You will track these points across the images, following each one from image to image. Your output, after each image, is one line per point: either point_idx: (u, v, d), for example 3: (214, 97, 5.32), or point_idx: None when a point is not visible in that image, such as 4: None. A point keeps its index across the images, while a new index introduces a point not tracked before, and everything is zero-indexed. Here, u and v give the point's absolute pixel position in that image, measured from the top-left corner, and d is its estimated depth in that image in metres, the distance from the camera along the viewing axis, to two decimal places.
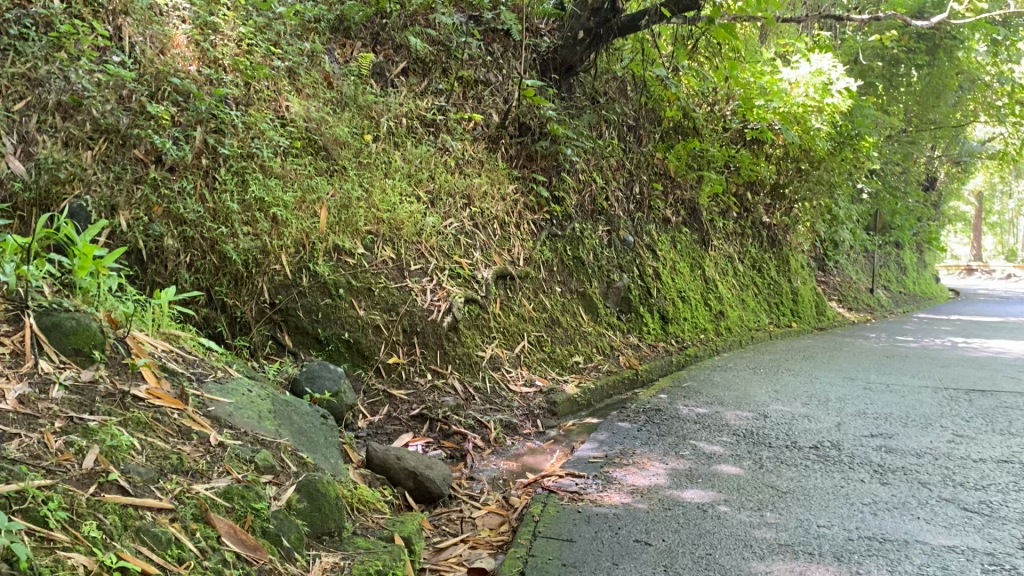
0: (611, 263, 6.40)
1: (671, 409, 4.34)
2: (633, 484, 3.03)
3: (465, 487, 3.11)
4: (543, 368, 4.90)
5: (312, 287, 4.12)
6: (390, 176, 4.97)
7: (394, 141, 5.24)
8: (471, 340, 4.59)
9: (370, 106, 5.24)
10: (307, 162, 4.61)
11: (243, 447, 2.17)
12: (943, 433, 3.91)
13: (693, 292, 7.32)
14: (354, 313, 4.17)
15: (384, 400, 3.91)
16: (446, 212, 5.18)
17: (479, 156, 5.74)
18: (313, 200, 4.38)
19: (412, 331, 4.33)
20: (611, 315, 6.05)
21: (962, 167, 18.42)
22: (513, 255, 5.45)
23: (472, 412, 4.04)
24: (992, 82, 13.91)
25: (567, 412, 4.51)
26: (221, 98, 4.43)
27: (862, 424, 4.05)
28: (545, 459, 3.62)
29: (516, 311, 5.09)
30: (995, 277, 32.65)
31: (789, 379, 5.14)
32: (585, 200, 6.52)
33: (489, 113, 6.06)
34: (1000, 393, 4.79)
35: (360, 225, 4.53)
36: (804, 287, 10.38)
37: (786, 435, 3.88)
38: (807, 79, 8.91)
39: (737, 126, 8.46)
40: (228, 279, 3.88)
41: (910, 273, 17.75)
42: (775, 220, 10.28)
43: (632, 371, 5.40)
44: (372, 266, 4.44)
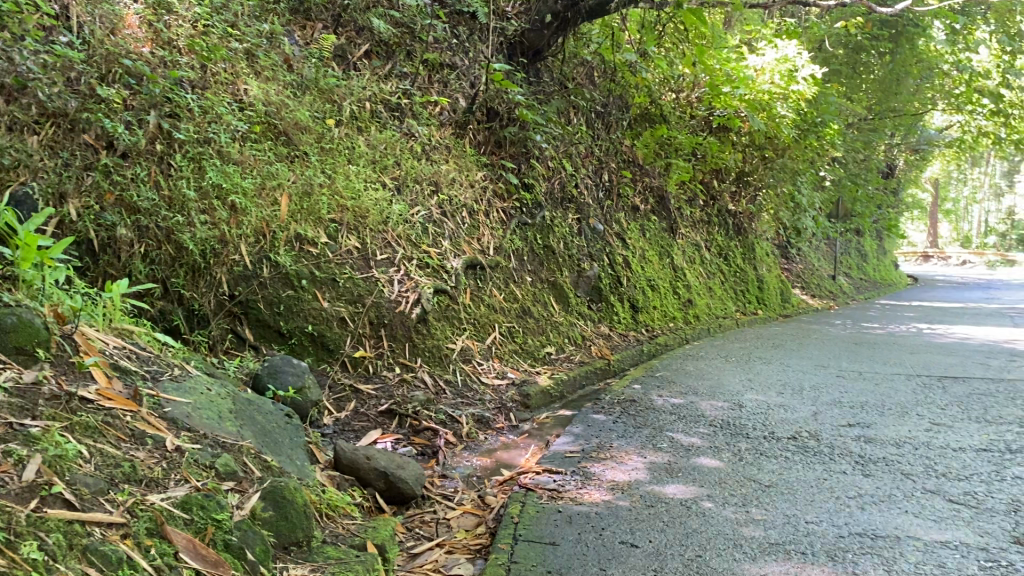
0: (581, 252, 6.29)
1: (645, 400, 4.24)
2: (613, 480, 2.92)
3: (438, 486, 2.98)
4: (515, 359, 4.78)
5: (273, 278, 3.96)
6: (354, 163, 4.80)
7: (357, 126, 5.08)
8: (440, 331, 4.46)
9: (332, 90, 5.07)
10: (267, 148, 4.44)
11: (203, 451, 2.02)
12: (920, 422, 3.86)
13: (662, 281, 7.25)
14: (318, 304, 4.02)
15: (351, 396, 3.77)
16: (413, 199, 5.03)
17: (446, 141, 5.59)
18: (274, 186, 4.22)
19: (379, 324, 4.18)
20: (582, 305, 5.95)
21: (920, 154, 18.66)
22: (482, 244, 5.32)
23: (443, 406, 3.91)
24: (952, 70, 14.03)
25: (540, 405, 4.39)
26: (176, 81, 4.23)
27: (839, 413, 4.00)
28: (520, 454, 3.51)
29: (487, 301, 4.96)
30: (950, 263, 33.25)
31: (761, 367, 5.08)
32: (554, 187, 6.40)
33: (456, 98, 5.91)
34: (972, 380, 4.77)
35: (324, 213, 4.37)
36: (770, 274, 10.39)
37: (764, 425, 3.80)
38: (772, 66, 8.89)
39: (704, 113, 8.40)
40: (185, 270, 3.71)
41: (870, 260, 17.94)
42: (741, 207, 10.27)
43: (604, 361, 5.31)
44: (336, 256, 4.28)
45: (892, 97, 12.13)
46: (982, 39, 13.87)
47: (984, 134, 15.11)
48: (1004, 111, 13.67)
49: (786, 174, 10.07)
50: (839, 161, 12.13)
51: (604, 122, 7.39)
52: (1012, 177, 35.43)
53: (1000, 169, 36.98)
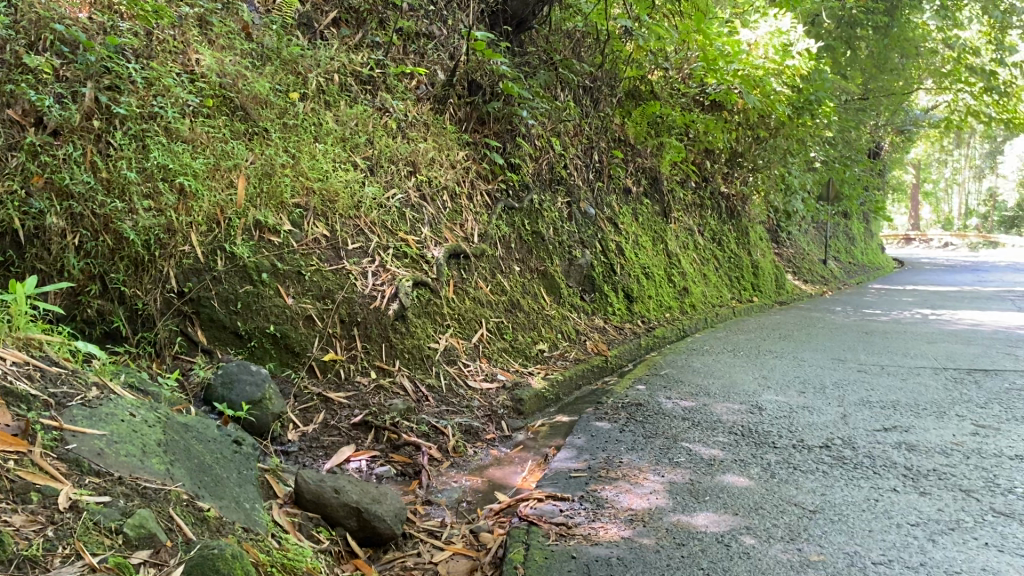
0: (572, 238, 5.83)
1: (652, 404, 3.77)
2: (630, 508, 2.46)
3: (422, 518, 2.51)
4: (505, 359, 4.30)
5: (229, 272, 3.46)
6: (321, 141, 4.29)
7: (324, 100, 4.56)
8: (421, 330, 3.97)
9: (296, 61, 4.55)
10: (222, 125, 3.92)
11: (110, 509, 1.53)
12: (962, 424, 3.44)
13: (657, 268, 6.81)
14: (280, 301, 3.53)
15: (320, 406, 3.28)
16: (388, 181, 4.53)
17: (424, 117, 5.08)
18: (229, 167, 3.71)
19: (352, 322, 3.68)
20: (574, 296, 5.48)
21: (906, 134, 18.37)
22: (466, 231, 4.83)
23: (426, 416, 3.43)
24: (942, 47, 13.63)
25: (534, 410, 3.92)
26: (116, 49, 3.70)
27: (871, 416, 3.56)
28: (516, 472, 3.04)
29: (472, 294, 4.48)
30: (932, 246, 33.18)
31: (774, 362, 4.63)
32: (542, 168, 5.92)
33: (434, 70, 5.39)
34: (1006, 373, 4.35)
35: (287, 198, 3.86)
36: (763, 260, 10.01)
37: (790, 432, 3.35)
38: (767, 40, 8.49)
39: (695, 90, 7.93)
40: (127, 264, 3.20)
41: (857, 243, 17.63)
42: (733, 190, 9.83)
43: (602, 358, 4.86)
44: (302, 245, 3.78)
45: (882, 75, 11.77)
46: (972, 15, 13.49)
47: (973, 114, 14.81)
48: (996, 89, 13.34)
49: (777, 155, 9.66)
50: (830, 142, 11.72)
51: (593, 98, 6.90)
52: (993, 159, 35.42)
53: (980, 151, 36.97)
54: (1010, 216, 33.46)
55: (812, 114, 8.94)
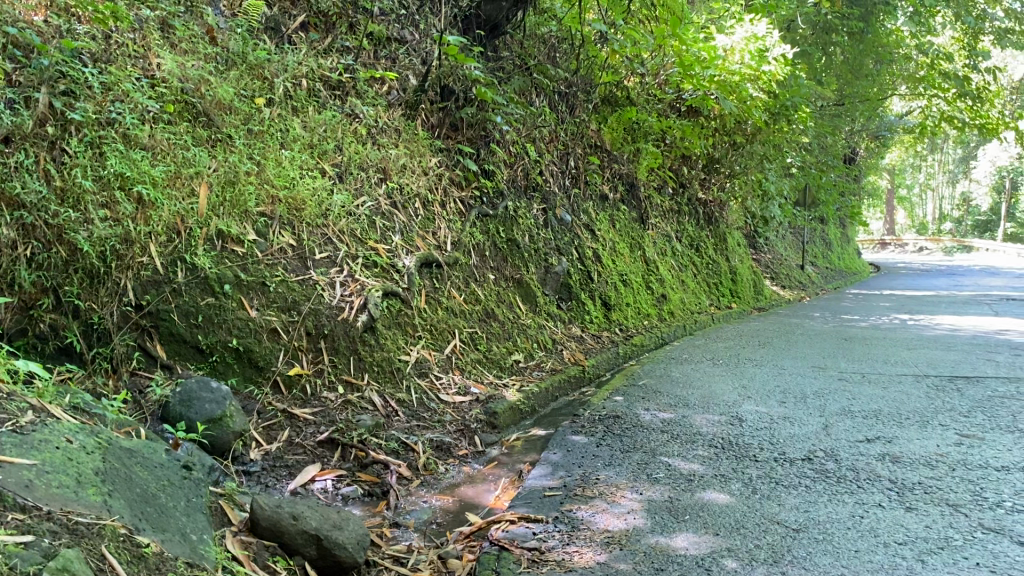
0: (548, 246, 5.73)
1: (631, 416, 3.67)
2: (606, 530, 2.35)
3: (388, 542, 2.39)
4: (479, 370, 4.18)
5: (190, 283, 3.31)
6: (287, 147, 4.17)
7: (292, 106, 4.43)
8: (392, 342, 3.84)
9: (262, 66, 4.42)
10: (183, 131, 3.78)
11: (33, 549, 1.39)
12: (946, 434, 3.36)
13: (635, 275, 6.73)
14: (243, 314, 3.39)
15: (284, 424, 3.15)
16: (358, 188, 4.40)
17: (395, 123, 4.96)
18: (190, 174, 3.57)
19: (319, 335, 3.55)
20: (550, 304, 5.38)
21: (880, 139, 18.48)
22: (439, 239, 4.71)
23: (395, 432, 3.30)
24: (915, 53, 13.70)
25: (509, 423, 3.81)
26: (72, 53, 3.55)
27: (853, 426, 3.47)
28: (488, 491, 2.92)
29: (445, 304, 4.36)
30: (908, 251, 33.44)
31: (753, 371, 4.55)
32: (517, 175, 5.82)
33: (406, 75, 5.28)
34: (987, 380, 4.29)
35: (251, 206, 3.72)
36: (741, 266, 9.97)
37: (771, 444, 3.25)
38: (743, 45, 8.45)
39: (672, 96, 7.86)
40: (81, 276, 3.06)
41: (834, 248, 17.69)
42: (711, 196, 9.79)
43: (579, 368, 4.76)
44: (266, 255, 3.64)
45: (857, 81, 11.80)
46: (945, 22, 13.57)
47: (947, 119, 14.91)
48: (970, 94, 13.41)
49: (754, 161, 9.63)
50: (806, 148, 11.71)
51: (569, 104, 6.81)
52: (966, 164, 35.78)
53: (953, 157, 37.36)
54: (984, 220, 33.79)
55: (788, 119, 8.92)
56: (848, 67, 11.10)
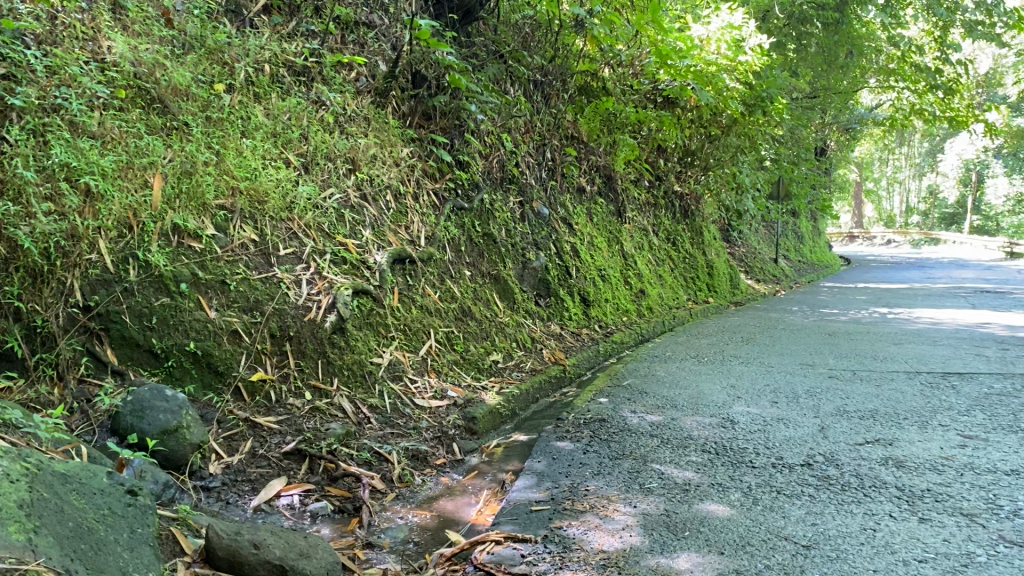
0: (525, 240, 5.53)
1: (617, 419, 3.47)
2: (602, 550, 2.15)
3: (361, 567, 2.18)
4: (456, 372, 3.95)
5: (143, 282, 3.06)
6: (249, 136, 3.90)
7: (253, 93, 4.17)
8: (363, 342, 3.60)
9: (221, 50, 4.16)
10: (136, 119, 3.51)
11: None
12: (947, 436, 3.20)
13: (613, 270, 6.54)
14: (201, 315, 3.14)
15: (246, 433, 2.91)
16: (325, 180, 4.16)
17: (365, 111, 4.71)
18: (143, 165, 3.31)
19: (284, 337, 3.31)
20: (528, 301, 5.17)
21: (850, 132, 18.50)
22: (411, 234, 4.48)
23: (367, 441, 3.08)
24: (887, 46, 13.68)
25: (489, 429, 3.59)
26: (13, 33, 3.26)
27: (851, 428, 3.31)
28: (469, 504, 2.71)
29: (419, 302, 4.13)
30: (876, 244, 33.72)
31: (740, 369, 4.37)
32: (493, 166, 5.60)
33: (375, 62, 5.03)
34: (981, 376, 4.15)
35: (210, 198, 3.46)
36: (718, 260, 9.84)
37: (767, 448, 3.07)
38: (719, 35, 8.26)
39: (648, 87, 7.68)
40: (22, 276, 2.77)
41: (806, 241, 17.70)
42: (686, 189, 9.65)
43: (560, 369, 4.56)
44: (226, 251, 3.39)
45: (830, 73, 11.74)
46: (916, 15, 13.55)
47: (917, 112, 14.93)
48: (942, 87, 13.38)
49: (729, 153, 9.49)
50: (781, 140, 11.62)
51: (544, 94, 6.60)
52: (932, 158, 36.15)
53: (920, 150, 37.75)
54: (950, 212, 34.16)
55: (764, 111, 8.78)
56: (823, 58, 10.97)
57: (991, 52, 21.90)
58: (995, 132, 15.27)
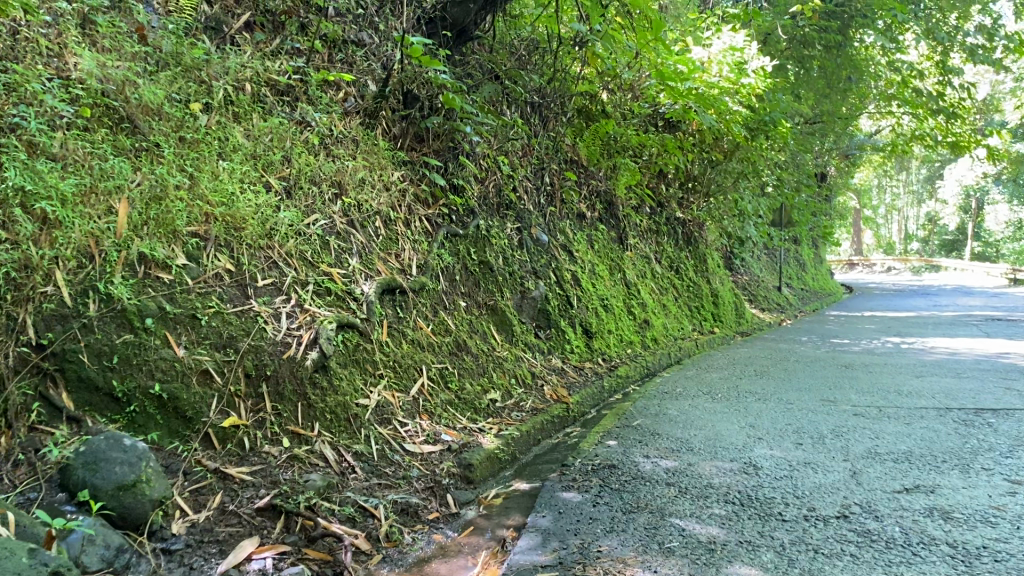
0: (524, 269, 5.25)
1: (628, 466, 3.16)
2: None
3: None
4: (451, 413, 3.64)
5: (104, 317, 2.74)
6: (226, 158, 3.62)
7: (233, 112, 3.90)
8: (348, 382, 3.29)
9: (199, 68, 3.89)
10: (102, 139, 3.22)
11: None
12: (994, 481, 2.89)
13: (616, 300, 6.26)
14: (169, 353, 2.81)
15: (215, 486, 2.59)
16: (309, 205, 3.87)
17: (353, 133, 4.44)
18: (108, 189, 3.02)
19: (260, 377, 2.99)
20: (528, 333, 4.88)
21: (851, 159, 18.31)
22: (403, 262, 4.20)
23: (351, 494, 2.76)
24: (888, 71, 13.50)
25: (486, 477, 3.28)
26: None
27: (886, 473, 2.99)
28: (466, 568, 2.39)
29: (411, 336, 3.84)
30: (876, 271, 33.53)
31: (758, 407, 4.07)
32: (489, 191, 5.33)
33: (365, 82, 4.77)
34: (1017, 412, 3.84)
35: (181, 225, 3.16)
36: (721, 288, 9.57)
37: (797, 498, 2.76)
38: (721, 57, 8.00)
39: (649, 110, 7.43)
40: None
41: (807, 269, 17.46)
42: (689, 216, 9.41)
43: (562, 407, 4.26)
44: (198, 282, 3.08)
45: (833, 97, 11.52)
46: (916, 41, 13.36)
47: (919, 138, 14.71)
48: (944, 111, 13.18)
49: (732, 179, 9.25)
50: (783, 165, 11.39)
51: (542, 116, 6.35)
52: (930, 184, 36.08)
53: (918, 177, 37.69)
54: (950, 238, 34.06)
55: (767, 135, 8.54)
56: (825, 81, 10.77)
57: (990, 78, 21.81)
58: (996, 157, 15.07)
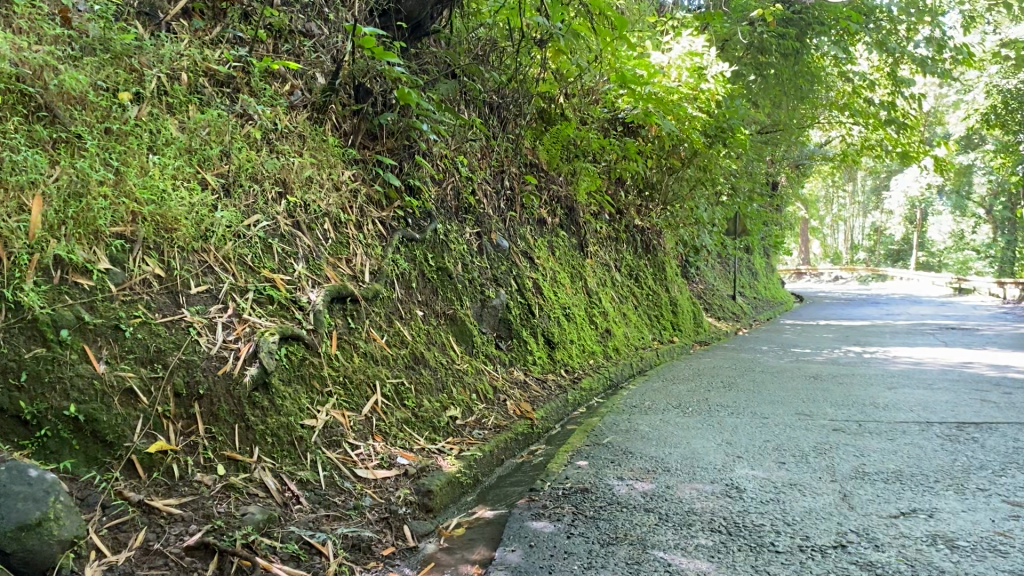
0: (483, 276, 4.98)
1: (602, 490, 2.90)
2: None
3: None
4: (407, 433, 3.35)
5: (10, 329, 2.34)
6: (158, 152, 3.27)
7: (166, 103, 3.55)
8: (292, 399, 2.98)
9: (130, 54, 3.53)
10: (13, 129, 2.80)
11: None
12: (993, 504, 2.69)
13: (578, 309, 6.03)
14: (87, 369, 2.44)
15: (139, 522, 2.25)
16: (249, 205, 3.55)
17: (299, 128, 4.12)
18: (19, 183, 2.60)
19: (191, 396, 2.65)
20: (488, 344, 4.60)
21: (802, 168, 18.44)
22: (354, 269, 3.90)
23: (296, 529, 2.46)
24: (842, 80, 13.52)
25: (446, 505, 3.00)
26: None
27: (879, 495, 2.78)
28: None
29: (363, 349, 3.53)
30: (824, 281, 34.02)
31: (732, 422, 3.85)
32: (446, 194, 5.06)
33: (313, 75, 4.45)
34: (1000, 426, 3.69)
35: (104, 225, 2.80)
36: (680, 296, 9.42)
37: (788, 525, 2.53)
38: (680, 61, 7.82)
39: (609, 114, 7.22)
40: None
41: (760, 278, 17.52)
42: (648, 223, 9.25)
43: (526, 424, 4.00)
44: (122, 289, 2.73)
45: (789, 105, 11.48)
46: (868, 52, 13.41)
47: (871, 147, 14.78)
48: (895, 121, 13.23)
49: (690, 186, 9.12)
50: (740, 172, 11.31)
51: (500, 117, 6.10)
52: (875, 195, 36.77)
53: (864, 188, 38.38)
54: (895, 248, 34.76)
55: (725, 142, 8.40)
56: (782, 90, 10.71)
57: (933, 91, 22.22)
58: (944, 169, 15.24)
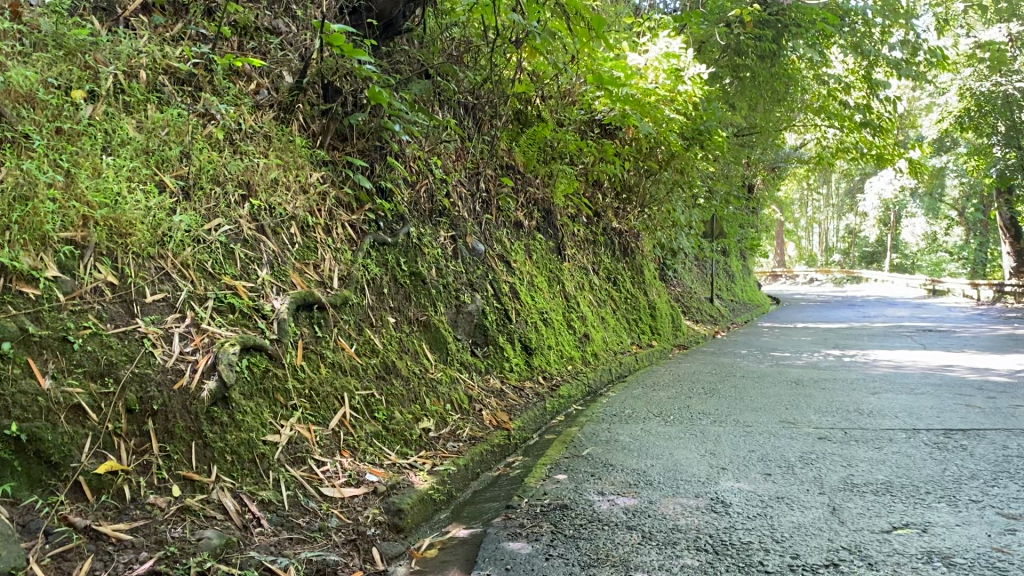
0: (458, 281, 4.84)
1: (582, 506, 2.77)
2: None
3: None
4: (377, 448, 3.21)
5: None
6: (113, 153, 3.10)
7: (123, 102, 3.37)
8: (254, 414, 2.82)
9: (83, 50, 3.35)
10: None
11: None
12: (987, 516, 2.60)
13: (555, 313, 5.91)
14: (31, 385, 2.26)
15: (85, 550, 2.08)
16: (211, 208, 3.38)
17: (265, 128, 3.96)
18: None
19: (145, 413, 2.49)
20: (463, 351, 4.46)
21: (778, 170, 18.47)
22: (322, 274, 3.74)
23: (256, 554, 2.31)
24: (817, 83, 13.50)
25: (417, 524, 2.86)
26: None
27: (870, 508, 2.68)
28: None
29: (331, 359, 3.38)
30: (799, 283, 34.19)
31: (715, 431, 3.74)
32: (420, 197, 4.92)
33: (279, 74, 4.30)
34: (987, 433, 3.60)
35: (52, 230, 2.62)
36: (658, 299, 9.34)
37: (777, 543, 2.41)
38: (657, 63, 7.59)
39: (585, 116, 7.09)
40: None
41: (736, 281, 17.51)
42: (625, 226, 9.16)
43: (502, 435, 3.86)
44: (70, 300, 2.56)
45: (766, 107, 11.40)
46: (843, 55, 13.40)
47: (846, 150, 14.79)
48: (870, 124, 13.23)
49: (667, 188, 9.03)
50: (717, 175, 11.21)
51: (474, 118, 5.96)
52: (849, 198, 37.04)
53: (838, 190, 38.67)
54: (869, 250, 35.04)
55: (703, 144, 8.28)
56: (759, 92, 10.65)
57: (906, 94, 22.39)
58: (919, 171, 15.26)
